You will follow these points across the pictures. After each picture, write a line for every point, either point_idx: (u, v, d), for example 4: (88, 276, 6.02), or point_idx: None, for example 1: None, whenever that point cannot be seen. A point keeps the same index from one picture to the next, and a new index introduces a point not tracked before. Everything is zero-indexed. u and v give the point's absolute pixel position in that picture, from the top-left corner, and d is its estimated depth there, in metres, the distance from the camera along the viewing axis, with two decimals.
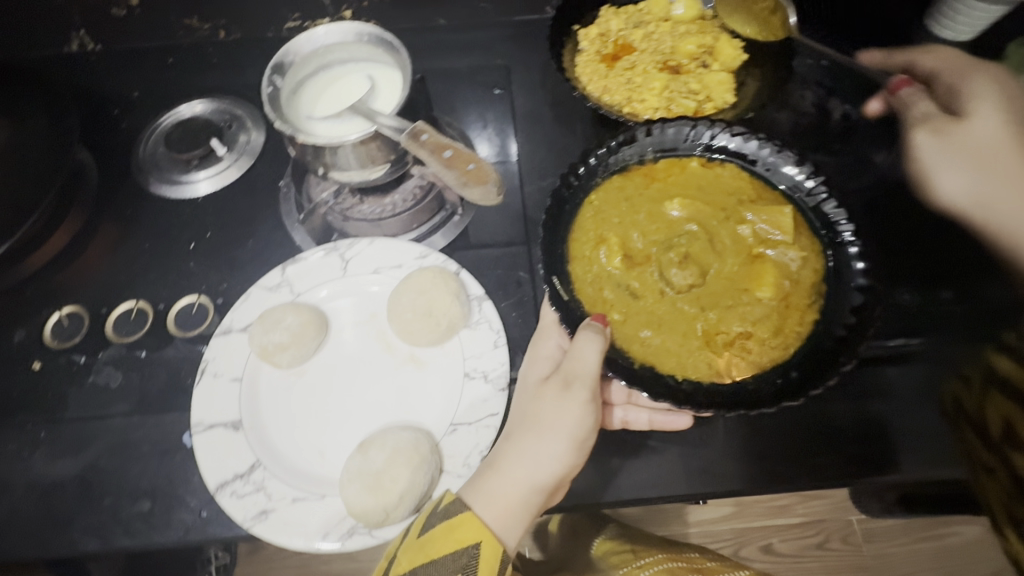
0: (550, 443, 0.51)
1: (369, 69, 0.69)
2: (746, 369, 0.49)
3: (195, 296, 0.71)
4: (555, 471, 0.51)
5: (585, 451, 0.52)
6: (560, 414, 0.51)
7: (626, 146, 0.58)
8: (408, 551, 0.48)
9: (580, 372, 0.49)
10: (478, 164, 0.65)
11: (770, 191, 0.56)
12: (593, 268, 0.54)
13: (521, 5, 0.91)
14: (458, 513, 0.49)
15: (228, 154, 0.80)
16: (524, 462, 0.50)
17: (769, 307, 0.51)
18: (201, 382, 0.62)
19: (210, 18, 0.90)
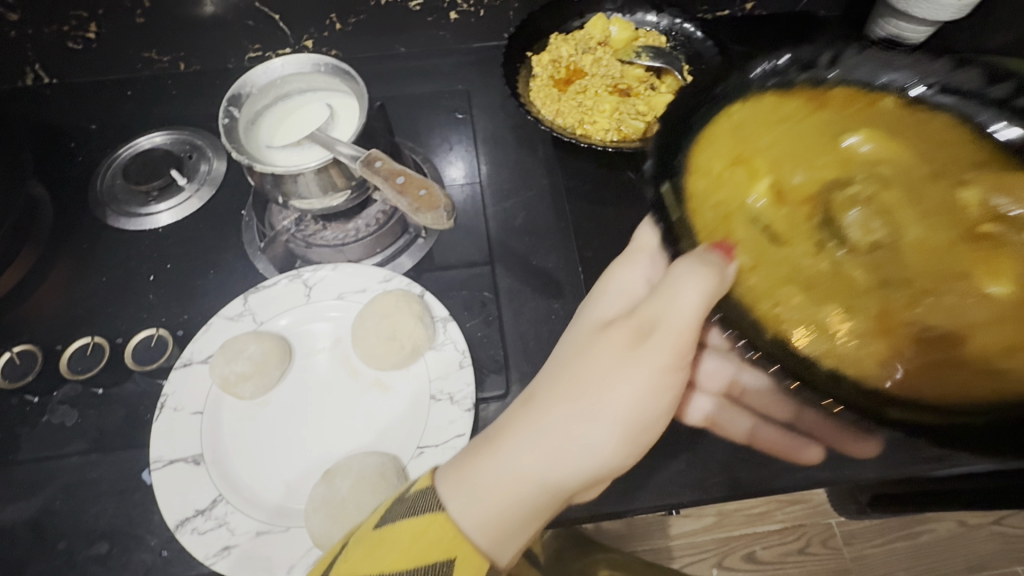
0: (597, 413, 0.45)
1: (327, 98, 0.70)
2: (942, 382, 0.40)
3: (153, 329, 0.69)
4: (595, 457, 0.45)
5: (631, 443, 0.46)
6: (637, 379, 0.45)
7: (806, 66, 0.47)
8: (361, 544, 0.44)
9: (675, 330, 0.44)
10: (430, 191, 0.64)
11: (1008, 160, 0.47)
12: (720, 190, 0.46)
13: (479, 33, 0.94)
14: (433, 510, 0.44)
15: (189, 185, 0.80)
16: (548, 435, 0.45)
17: (1002, 305, 0.44)
18: (160, 417, 0.61)
19: (169, 51, 0.90)
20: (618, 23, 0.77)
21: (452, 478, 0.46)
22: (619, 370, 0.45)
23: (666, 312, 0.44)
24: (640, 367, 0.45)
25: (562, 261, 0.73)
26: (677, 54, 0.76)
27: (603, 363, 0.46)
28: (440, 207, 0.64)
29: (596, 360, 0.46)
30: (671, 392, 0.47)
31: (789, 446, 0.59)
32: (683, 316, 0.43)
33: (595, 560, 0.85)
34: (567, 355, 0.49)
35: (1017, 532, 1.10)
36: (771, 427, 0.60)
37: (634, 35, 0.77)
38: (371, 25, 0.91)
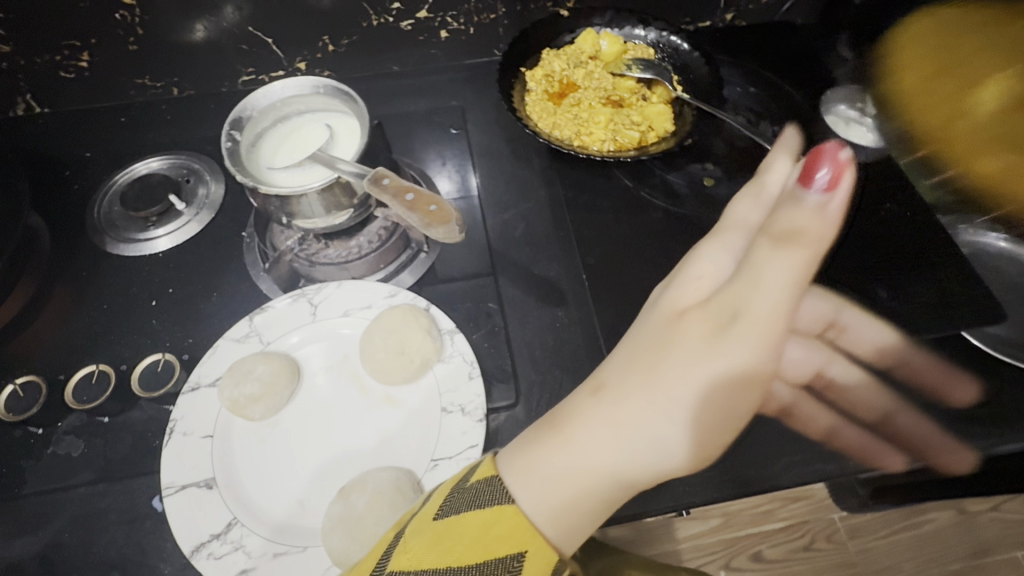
0: (671, 410, 0.45)
1: (327, 118, 0.71)
2: None
3: (159, 354, 0.69)
4: (669, 451, 0.45)
5: (704, 441, 0.47)
6: (722, 368, 0.46)
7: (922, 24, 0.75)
8: (420, 535, 0.42)
9: (766, 311, 0.45)
10: (440, 205, 0.63)
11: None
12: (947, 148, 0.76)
13: (470, 50, 0.96)
14: (500, 502, 0.43)
15: (188, 209, 0.80)
16: (626, 428, 0.45)
17: None
18: (170, 442, 0.61)
19: (162, 78, 0.91)
20: (607, 36, 0.79)
21: (520, 468, 0.44)
22: (702, 362, 0.46)
23: (756, 296, 0.46)
24: (721, 358, 0.46)
25: (564, 269, 0.74)
26: (665, 65, 0.79)
27: (685, 353, 0.46)
28: (453, 221, 0.63)
29: (676, 352, 0.47)
30: (751, 386, 0.47)
31: (852, 446, 0.59)
32: (774, 297, 0.45)
33: (612, 562, 0.86)
34: (643, 342, 0.49)
35: (1016, 517, 1.12)
36: (843, 419, 0.59)
37: (624, 49, 0.79)
38: (364, 46, 0.93)
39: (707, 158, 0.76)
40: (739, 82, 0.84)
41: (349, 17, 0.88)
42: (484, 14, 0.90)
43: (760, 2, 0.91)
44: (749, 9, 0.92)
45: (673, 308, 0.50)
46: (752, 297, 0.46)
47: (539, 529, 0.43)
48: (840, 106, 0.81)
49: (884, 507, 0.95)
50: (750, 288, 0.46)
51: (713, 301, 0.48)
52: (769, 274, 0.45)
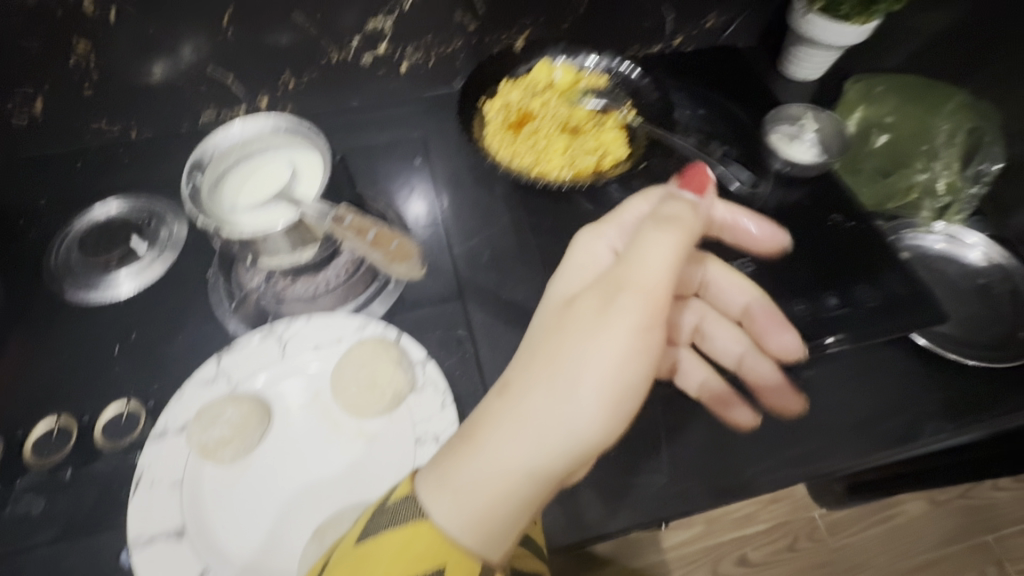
0: (576, 388, 0.46)
1: (289, 155, 0.72)
2: None
3: (123, 403, 0.67)
4: (578, 431, 0.45)
5: (621, 411, 0.47)
6: (615, 331, 0.47)
7: None
8: (342, 561, 0.45)
9: (646, 279, 0.48)
10: (400, 243, 0.74)
11: None
12: None
13: (429, 82, 0.99)
14: (417, 518, 0.45)
15: (150, 251, 0.79)
16: (530, 420, 0.45)
17: None
18: (136, 493, 0.59)
19: (120, 121, 0.91)
20: (560, 68, 0.84)
21: (436, 481, 0.46)
22: (593, 325, 0.47)
23: (631, 265, 0.49)
24: (618, 322, 0.47)
25: (531, 293, 0.75)
26: (618, 92, 0.83)
27: (574, 313, 0.49)
28: (413, 258, 0.75)
29: (566, 318, 0.49)
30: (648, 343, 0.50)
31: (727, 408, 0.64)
32: (649, 258, 0.49)
33: None
34: (535, 339, 0.51)
35: (983, 504, 1.16)
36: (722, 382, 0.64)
37: (577, 79, 0.83)
38: (324, 82, 0.94)
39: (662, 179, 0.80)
40: (687, 105, 0.88)
41: (308, 55, 0.90)
42: (442, 47, 0.93)
43: (704, 28, 0.97)
44: (694, 34, 0.98)
45: (563, 303, 0.53)
46: (627, 268, 0.49)
47: (457, 541, 0.44)
48: (783, 125, 0.83)
49: (855, 502, 0.98)
50: (628, 261, 0.50)
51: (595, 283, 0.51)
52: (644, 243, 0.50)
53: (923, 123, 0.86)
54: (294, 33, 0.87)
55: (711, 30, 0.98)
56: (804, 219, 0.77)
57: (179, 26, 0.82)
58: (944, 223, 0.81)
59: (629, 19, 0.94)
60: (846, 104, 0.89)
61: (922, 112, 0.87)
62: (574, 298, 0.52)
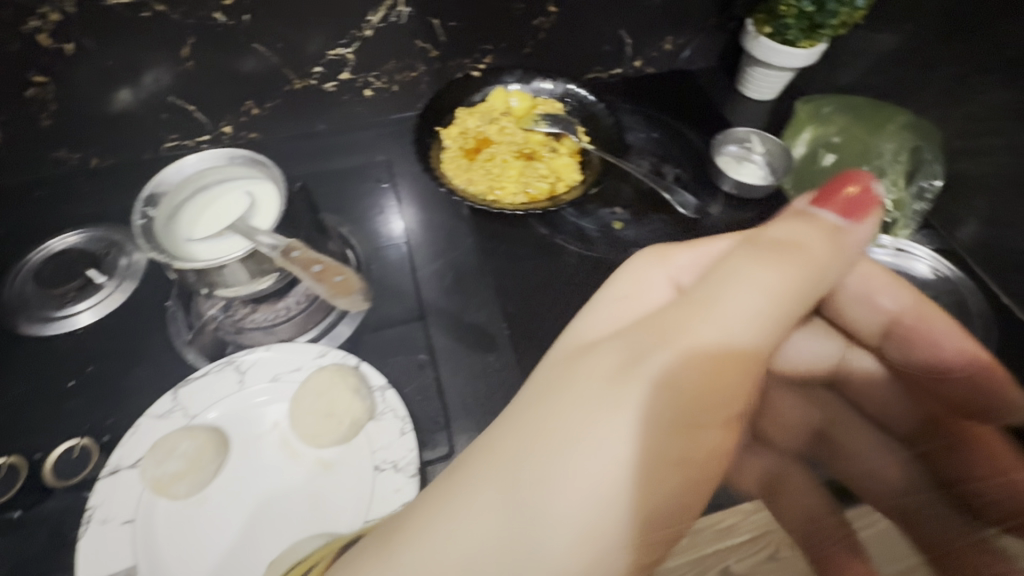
0: (555, 496, 0.36)
1: (246, 184, 0.72)
2: None
3: (75, 439, 0.66)
4: (540, 555, 0.35)
5: (607, 543, 0.36)
6: (655, 434, 0.37)
7: None
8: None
9: (707, 362, 0.38)
10: (345, 277, 0.72)
11: None
12: None
13: (395, 105, 1.00)
14: None
15: (109, 281, 0.79)
16: (483, 520, 0.36)
17: None
18: (86, 532, 0.58)
19: (80, 150, 0.90)
20: (516, 95, 0.89)
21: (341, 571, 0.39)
22: (633, 418, 0.37)
23: (689, 330, 0.38)
24: (659, 420, 0.37)
25: (493, 314, 0.75)
26: (571, 118, 0.87)
27: (625, 383, 0.38)
28: (354, 292, 0.74)
29: (613, 388, 0.38)
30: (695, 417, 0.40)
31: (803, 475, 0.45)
32: (723, 333, 0.38)
33: None
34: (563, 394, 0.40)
35: None
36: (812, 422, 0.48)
37: (532, 105, 0.88)
38: (288, 108, 0.95)
39: (616, 203, 0.81)
40: (642, 128, 0.92)
41: (271, 82, 0.91)
42: (405, 72, 0.94)
43: (662, 50, 1.00)
44: (654, 56, 1.01)
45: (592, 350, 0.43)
46: (677, 335, 0.38)
47: None
48: (731, 146, 0.86)
49: None
50: (684, 322, 0.39)
51: (638, 333, 0.41)
52: (717, 311, 0.39)
53: (865, 144, 0.88)
54: (256, 61, 0.87)
55: (670, 52, 1.01)
56: None
57: (138, 57, 0.82)
58: (893, 238, 0.83)
59: (589, 42, 0.97)
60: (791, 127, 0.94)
61: (866, 133, 0.89)
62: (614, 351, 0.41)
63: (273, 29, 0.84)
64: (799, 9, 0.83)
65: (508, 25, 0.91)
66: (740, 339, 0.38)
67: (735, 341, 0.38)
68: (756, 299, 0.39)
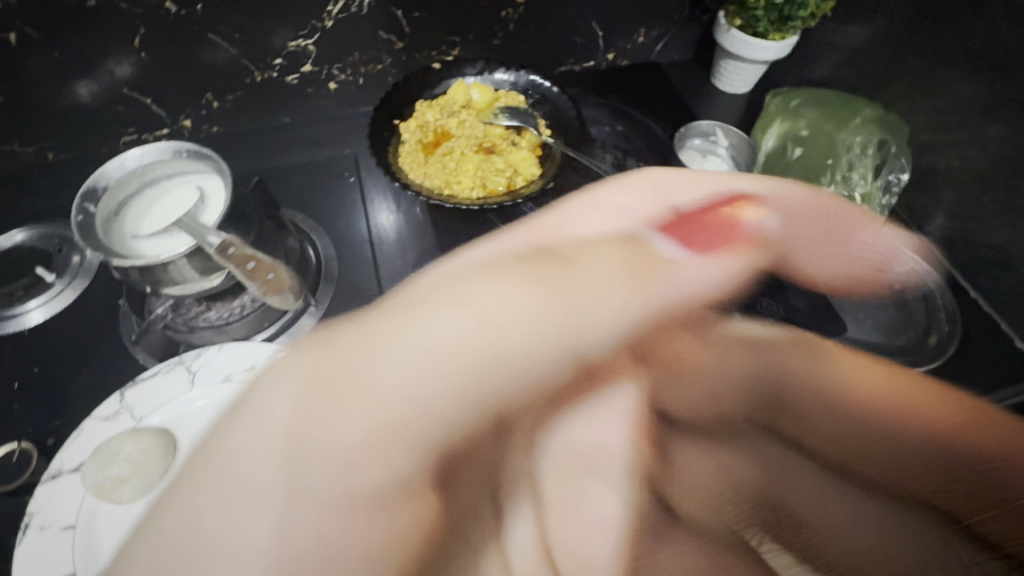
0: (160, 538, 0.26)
1: (194, 179, 0.71)
2: None
3: (14, 444, 0.64)
4: None
5: None
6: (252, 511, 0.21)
7: None
8: None
9: (354, 479, 0.22)
10: (277, 274, 0.69)
11: None
12: None
13: (362, 98, 0.97)
14: None
15: (59, 280, 0.77)
16: None
17: None
18: (25, 539, 0.57)
19: (33, 143, 0.88)
20: (477, 88, 0.88)
21: None
22: (226, 513, 0.21)
23: (356, 361, 0.22)
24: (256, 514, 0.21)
25: None
26: (533, 112, 0.87)
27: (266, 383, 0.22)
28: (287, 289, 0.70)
29: (213, 455, 0.22)
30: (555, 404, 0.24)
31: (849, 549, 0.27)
32: (391, 406, 0.22)
33: None
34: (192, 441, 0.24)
35: None
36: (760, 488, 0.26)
37: (494, 97, 0.87)
38: (250, 100, 0.93)
39: None
40: (610, 122, 0.91)
41: (231, 75, 0.88)
42: (371, 65, 0.92)
43: (636, 42, 0.99)
44: (627, 48, 0.99)
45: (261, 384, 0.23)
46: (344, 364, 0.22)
47: None
48: (695, 141, 0.86)
49: None
50: (353, 362, 0.22)
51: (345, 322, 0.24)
52: (412, 344, 0.22)
53: (832, 139, 0.87)
54: (216, 53, 0.85)
55: (642, 45, 0.99)
56: None
57: (90, 49, 0.80)
58: None
59: (559, 35, 0.95)
60: (760, 123, 0.94)
61: (832, 127, 0.88)
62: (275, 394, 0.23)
63: (229, 20, 0.82)
64: (768, 0, 0.81)
65: (477, 15, 0.89)
66: (431, 418, 0.23)
67: (403, 453, 0.22)
68: (451, 365, 0.22)
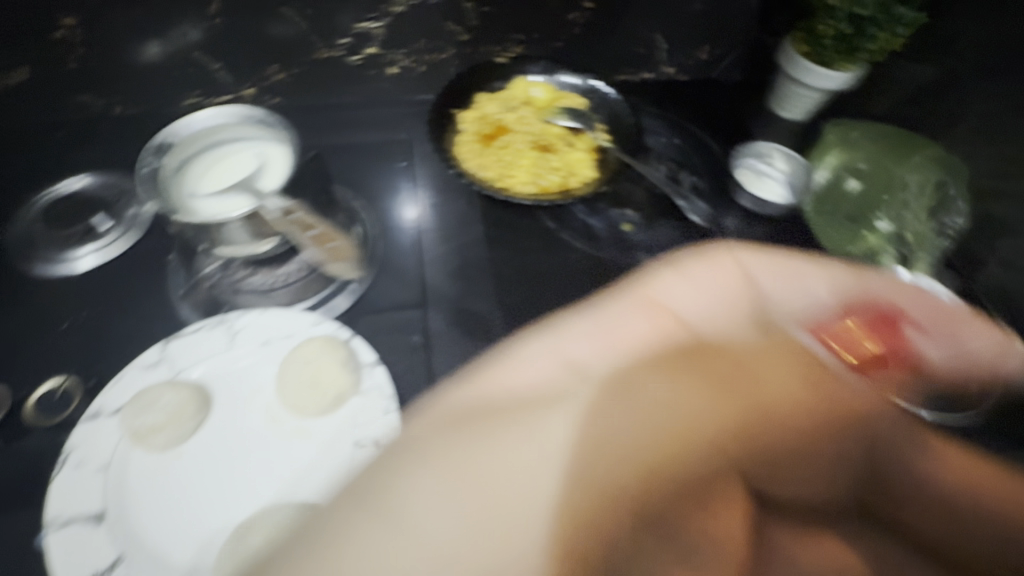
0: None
1: (252, 143, 0.73)
2: None
3: (61, 379, 0.67)
4: None
5: None
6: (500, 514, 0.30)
7: None
8: None
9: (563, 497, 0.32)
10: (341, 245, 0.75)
11: None
12: None
13: (420, 85, 0.97)
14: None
15: (115, 229, 0.79)
16: None
17: None
18: (60, 473, 0.58)
19: (104, 95, 0.90)
20: (539, 87, 0.89)
21: None
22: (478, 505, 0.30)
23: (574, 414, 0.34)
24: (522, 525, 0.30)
25: (493, 306, 0.74)
26: (592, 115, 0.87)
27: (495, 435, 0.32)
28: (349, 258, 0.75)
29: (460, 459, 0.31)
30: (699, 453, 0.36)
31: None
32: (606, 441, 0.34)
33: None
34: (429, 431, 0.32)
35: None
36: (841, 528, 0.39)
37: (554, 98, 0.88)
38: (313, 76, 0.94)
39: (628, 205, 0.81)
40: (666, 134, 0.91)
41: (299, 49, 0.91)
42: (433, 54, 0.93)
43: (697, 59, 0.98)
44: (689, 64, 0.99)
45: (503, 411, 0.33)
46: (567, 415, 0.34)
47: None
48: (751, 160, 0.85)
49: None
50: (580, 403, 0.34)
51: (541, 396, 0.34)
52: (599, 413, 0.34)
53: (889, 174, 0.87)
54: (284, 26, 0.88)
55: (704, 61, 0.99)
56: None
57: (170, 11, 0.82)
58: (911, 273, 0.76)
59: (623, 44, 0.95)
60: (820, 152, 0.92)
61: (890, 162, 0.88)
62: (518, 419, 0.33)
63: None
64: (838, 31, 0.80)
65: (544, 15, 0.90)
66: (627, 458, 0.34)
67: (603, 482, 0.33)
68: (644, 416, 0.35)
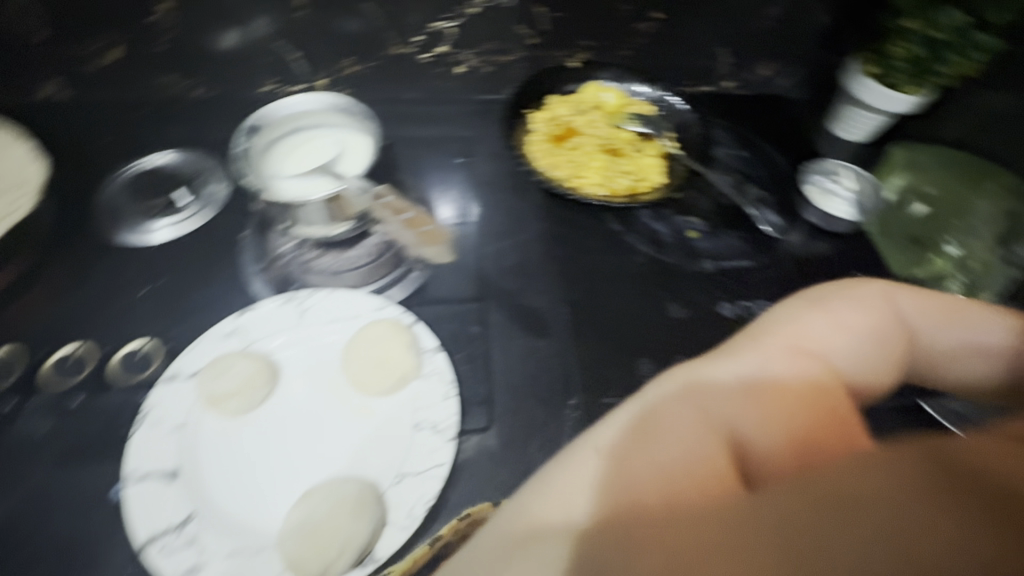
0: None
1: (334, 130, 0.76)
2: None
3: (142, 340, 0.70)
4: None
5: None
6: None
7: None
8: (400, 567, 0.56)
9: None
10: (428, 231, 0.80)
11: None
12: None
13: (478, 86, 0.98)
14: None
15: (194, 204, 0.82)
16: None
17: None
18: (141, 428, 0.61)
19: (189, 77, 0.93)
20: (611, 91, 0.91)
21: None
22: None
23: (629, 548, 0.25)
24: None
25: (551, 303, 0.75)
26: (661, 123, 0.89)
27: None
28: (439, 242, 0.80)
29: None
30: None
31: None
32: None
33: None
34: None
35: None
36: None
37: (626, 103, 0.90)
38: (385, 70, 0.97)
39: (692, 212, 0.82)
40: (728, 147, 0.91)
41: (375, 43, 0.94)
42: (502, 56, 0.96)
43: (762, 75, 0.99)
44: (753, 79, 0.99)
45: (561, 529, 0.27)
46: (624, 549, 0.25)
47: None
48: (818, 177, 0.85)
49: None
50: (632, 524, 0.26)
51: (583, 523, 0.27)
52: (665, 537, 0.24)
53: (961, 199, 0.86)
54: (358, 21, 0.92)
55: (769, 77, 0.99)
56: (828, 272, 0.78)
57: None
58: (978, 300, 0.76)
59: (688, 55, 0.96)
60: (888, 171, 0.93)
61: (964, 188, 0.87)
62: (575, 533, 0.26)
63: None
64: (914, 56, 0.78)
65: (611, 21, 0.92)
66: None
67: None
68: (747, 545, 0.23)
